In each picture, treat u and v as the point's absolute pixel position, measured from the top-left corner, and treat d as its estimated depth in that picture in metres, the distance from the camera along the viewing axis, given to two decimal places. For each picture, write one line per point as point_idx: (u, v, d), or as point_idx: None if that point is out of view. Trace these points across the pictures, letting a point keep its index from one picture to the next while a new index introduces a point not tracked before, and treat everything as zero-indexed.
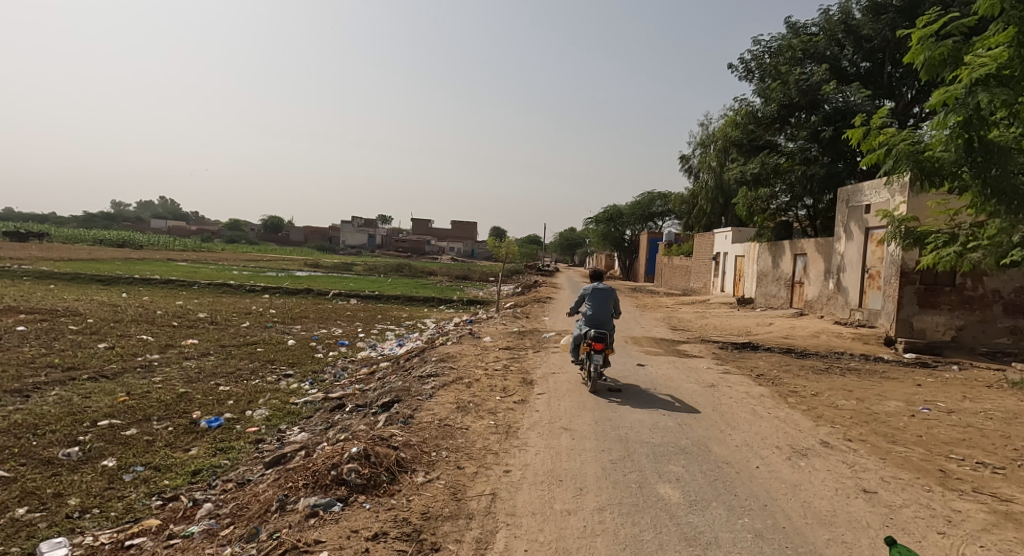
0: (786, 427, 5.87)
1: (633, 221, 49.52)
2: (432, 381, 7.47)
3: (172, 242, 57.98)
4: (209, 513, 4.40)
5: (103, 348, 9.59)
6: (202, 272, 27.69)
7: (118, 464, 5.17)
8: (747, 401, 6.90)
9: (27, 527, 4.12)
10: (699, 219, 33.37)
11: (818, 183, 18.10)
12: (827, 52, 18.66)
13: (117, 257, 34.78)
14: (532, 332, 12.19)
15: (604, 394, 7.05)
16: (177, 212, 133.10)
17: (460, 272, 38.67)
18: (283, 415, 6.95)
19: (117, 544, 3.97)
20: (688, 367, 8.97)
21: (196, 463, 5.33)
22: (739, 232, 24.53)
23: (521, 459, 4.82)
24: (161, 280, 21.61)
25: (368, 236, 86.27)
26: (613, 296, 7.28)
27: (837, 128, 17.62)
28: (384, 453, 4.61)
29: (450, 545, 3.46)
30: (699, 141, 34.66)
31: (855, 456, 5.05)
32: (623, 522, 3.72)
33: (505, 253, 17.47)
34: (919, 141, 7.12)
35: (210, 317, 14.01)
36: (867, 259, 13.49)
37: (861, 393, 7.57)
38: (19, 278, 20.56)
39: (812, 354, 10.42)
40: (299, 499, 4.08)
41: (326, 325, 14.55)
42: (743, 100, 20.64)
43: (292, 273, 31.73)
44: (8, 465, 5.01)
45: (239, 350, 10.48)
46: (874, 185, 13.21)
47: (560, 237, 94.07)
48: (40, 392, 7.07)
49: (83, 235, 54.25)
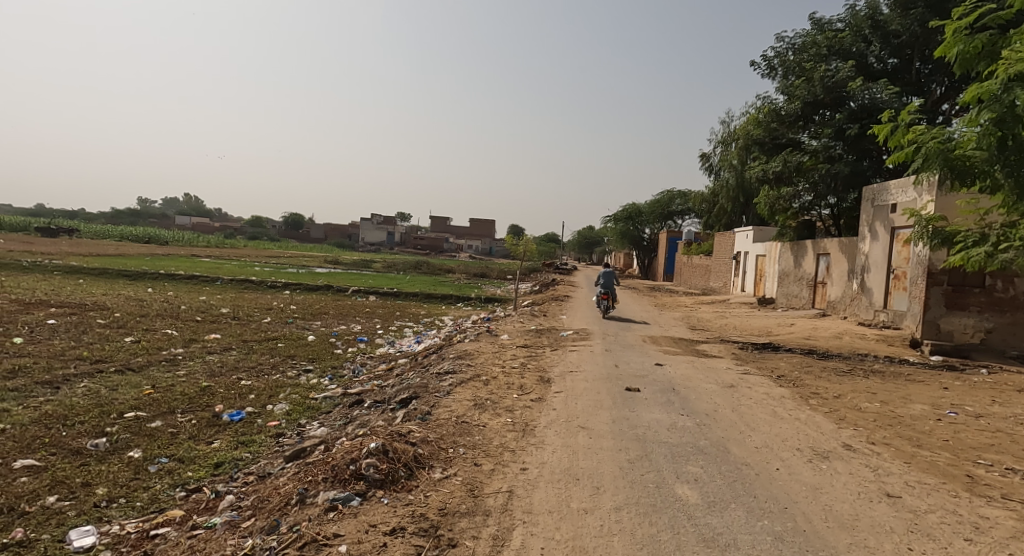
0: (808, 429, 5.80)
1: (653, 220, 49.15)
2: (450, 378, 7.49)
3: (198, 239, 58.50)
4: (231, 506, 4.47)
5: (130, 342, 9.80)
6: (225, 268, 28.08)
7: (143, 455, 5.29)
8: (767, 402, 6.82)
9: (58, 515, 4.22)
10: (719, 218, 33.11)
11: (842, 182, 17.76)
12: (853, 48, 18.33)
13: (143, 254, 35.35)
14: (549, 331, 12.13)
15: (608, 368, 8.52)
16: (200, 207, 135.32)
17: (478, 269, 38.57)
18: (303, 410, 7.05)
19: (142, 534, 4.07)
20: (708, 367, 8.90)
21: (219, 455, 5.43)
22: (761, 230, 24.22)
23: (538, 457, 4.82)
24: (184, 275, 21.98)
25: (388, 233, 86.94)
26: (613, 274, 14.15)
27: (864, 125, 17.22)
28: (402, 449, 4.65)
29: (467, 541, 3.48)
30: (721, 140, 34.31)
31: (879, 460, 4.96)
32: (641, 521, 3.70)
33: (524, 251, 17.38)
34: (950, 138, 6.88)
35: (232, 313, 14.23)
36: (892, 259, 13.21)
37: (886, 396, 7.44)
38: (50, 273, 21.08)
39: (834, 356, 10.27)
40: (319, 493, 4.13)
41: (345, 321, 14.72)
42: (766, 97, 20.46)
43: (313, 269, 32.33)
44: (40, 455, 5.15)
45: (260, 345, 10.64)
46: (901, 183, 12.97)
47: (578, 235, 93.65)
48: (69, 384, 7.25)
49: (111, 231, 55.06)
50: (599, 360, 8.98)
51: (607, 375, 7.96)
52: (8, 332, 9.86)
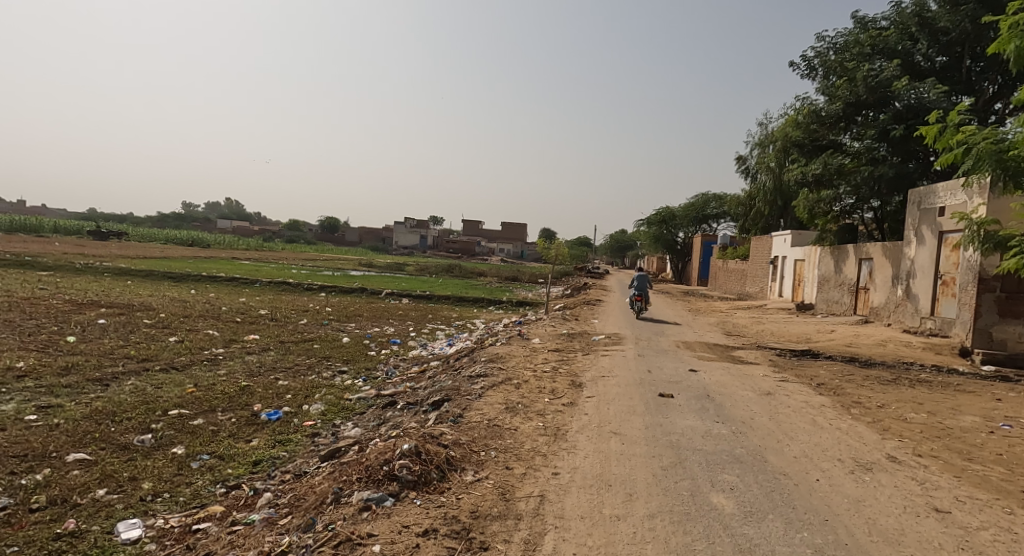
0: (849, 439, 5.62)
1: (687, 224, 48.47)
2: (482, 381, 7.51)
3: (238, 242, 60.12)
4: (269, 503, 4.57)
5: (173, 342, 10.13)
6: (264, 270, 28.79)
7: (186, 452, 5.46)
8: (806, 411, 6.64)
9: (106, 508, 4.39)
10: (756, 222, 32.48)
11: (887, 185, 17.19)
12: (898, 47, 17.76)
13: (188, 257, 36.52)
14: (581, 335, 12.06)
15: (641, 373, 8.40)
16: (240, 212, 139.17)
17: (509, 273, 38.68)
18: (338, 410, 7.17)
19: (185, 528, 4.20)
20: (745, 374, 8.71)
21: (257, 453, 5.57)
22: (799, 234, 23.64)
23: (569, 462, 4.79)
24: (225, 277, 22.64)
25: (421, 236, 87.80)
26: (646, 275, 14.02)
27: (910, 126, 16.65)
28: (434, 451, 4.69)
29: (499, 545, 3.48)
30: (757, 142, 33.64)
31: (926, 473, 4.77)
32: (675, 530, 3.65)
33: (555, 255, 17.31)
34: (1003, 138, 6.59)
35: (270, 314, 14.56)
36: (940, 264, 12.73)
37: (933, 406, 7.15)
38: (101, 274, 21.98)
39: (877, 364, 9.93)
40: (354, 492, 4.19)
41: (379, 323, 14.91)
42: (806, 98, 19.98)
43: (349, 273, 32.87)
44: (90, 449, 5.36)
45: (297, 346, 10.87)
46: (950, 186, 12.50)
47: (611, 239, 92.95)
48: (117, 382, 7.54)
49: (157, 234, 57.15)
50: (632, 366, 8.87)
51: (640, 381, 7.86)
52: (62, 330, 10.31)
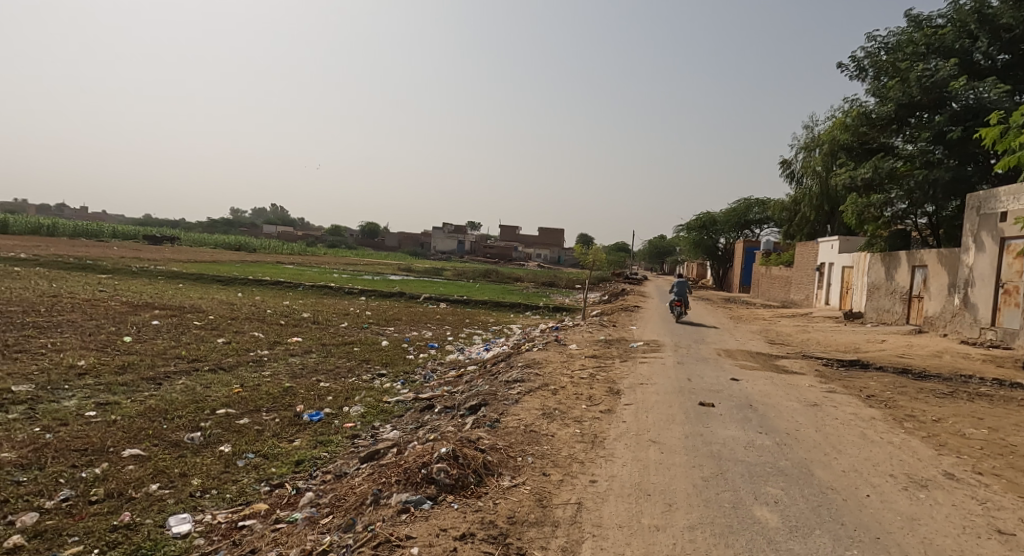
0: (903, 454, 5.38)
1: (728, 229, 47.42)
2: (519, 386, 7.50)
3: (283, 247, 61.80)
4: (310, 503, 4.66)
5: (221, 343, 10.48)
6: (307, 274, 29.51)
7: (232, 450, 5.62)
8: (856, 423, 6.39)
9: (158, 502, 4.55)
10: (801, 227, 31.55)
11: (943, 189, 16.46)
12: (956, 45, 17.03)
13: (235, 261, 37.72)
14: (619, 341, 11.93)
15: (681, 381, 8.25)
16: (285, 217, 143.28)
17: (547, 278, 38.61)
18: (377, 413, 7.28)
19: (231, 524, 4.32)
20: (790, 384, 8.45)
21: (299, 453, 5.70)
22: (847, 240, 22.88)
23: (607, 470, 4.73)
24: (270, 281, 23.30)
25: (458, 242, 88.47)
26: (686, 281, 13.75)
27: (967, 127, 15.93)
28: (472, 455, 4.70)
29: (536, 551, 3.47)
30: (803, 145, 32.72)
31: (988, 492, 4.53)
32: (716, 543, 3.56)
33: (592, 260, 17.15)
34: None
35: (312, 317, 14.91)
36: (1001, 273, 12.14)
37: (994, 422, 6.79)
38: (155, 277, 22.94)
39: (933, 376, 9.49)
40: (392, 495, 4.24)
41: (417, 327, 15.08)
42: (855, 100, 19.33)
43: (388, 277, 33.36)
44: (144, 445, 5.58)
45: (338, 348, 11.08)
46: (1012, 190, 11.90)
47: (650, 244, 91.67)
48: (169, 381, 7.83)
49: (207, 239, 59.31)
50: (672, 374, 8.72)
51: (680, 389, 7.72)
52: (119, 330, 10.79)
